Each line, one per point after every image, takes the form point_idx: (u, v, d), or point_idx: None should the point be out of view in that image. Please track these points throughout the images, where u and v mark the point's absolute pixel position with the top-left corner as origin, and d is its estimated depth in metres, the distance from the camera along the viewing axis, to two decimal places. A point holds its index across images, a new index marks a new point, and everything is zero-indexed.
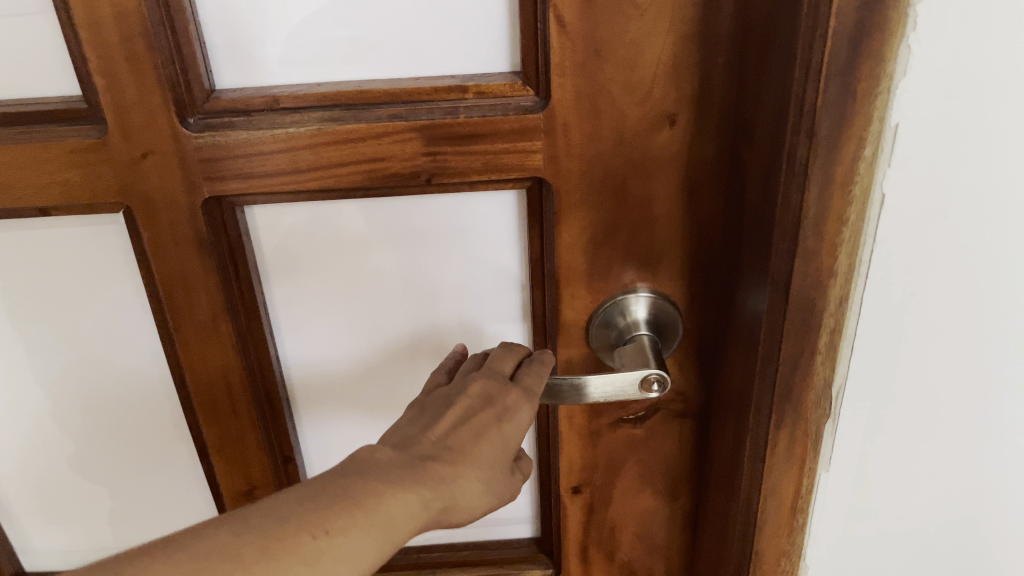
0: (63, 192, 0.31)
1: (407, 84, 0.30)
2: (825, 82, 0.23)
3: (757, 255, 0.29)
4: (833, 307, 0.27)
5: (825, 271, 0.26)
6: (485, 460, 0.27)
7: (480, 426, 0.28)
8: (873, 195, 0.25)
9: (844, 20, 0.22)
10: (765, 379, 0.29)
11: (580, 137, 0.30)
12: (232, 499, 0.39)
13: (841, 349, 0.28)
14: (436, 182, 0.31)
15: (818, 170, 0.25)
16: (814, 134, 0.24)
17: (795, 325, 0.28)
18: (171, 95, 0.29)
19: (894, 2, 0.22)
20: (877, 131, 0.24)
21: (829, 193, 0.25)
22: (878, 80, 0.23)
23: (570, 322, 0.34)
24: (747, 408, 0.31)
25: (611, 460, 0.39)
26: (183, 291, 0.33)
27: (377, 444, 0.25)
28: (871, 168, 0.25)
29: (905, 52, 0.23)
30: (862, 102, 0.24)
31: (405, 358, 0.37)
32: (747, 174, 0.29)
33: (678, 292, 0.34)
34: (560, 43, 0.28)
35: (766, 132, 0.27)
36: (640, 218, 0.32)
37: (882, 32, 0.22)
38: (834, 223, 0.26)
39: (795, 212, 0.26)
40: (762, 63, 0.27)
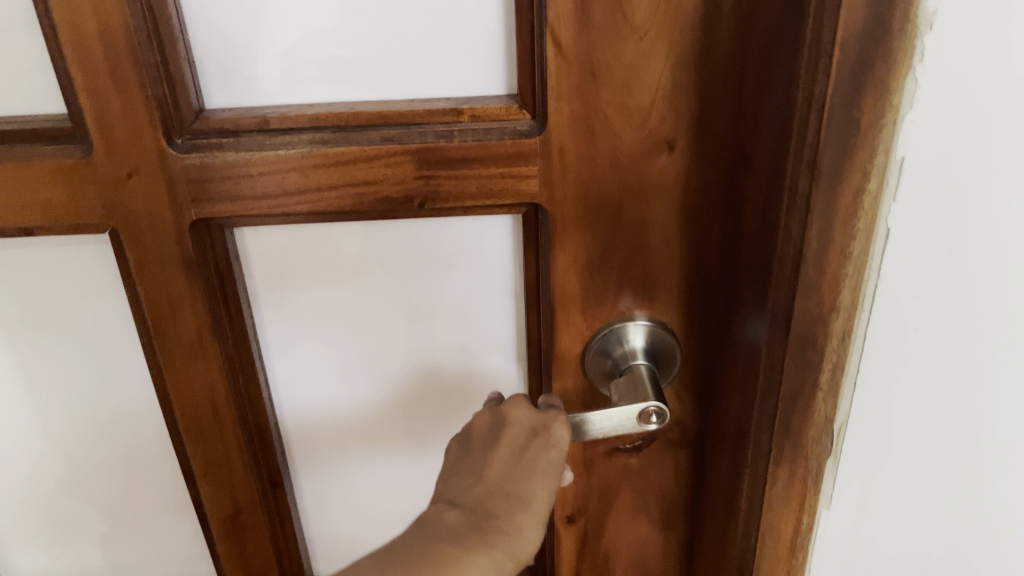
0: (47, 213, 0.30)
1: (400, 107, 0.29)
2: (828, 113, 0.23)
3: (756, 286, 0.28)
4: (835, 342, 0.26)
5: (826, 305, 0.26)
6: (541, 492, 0.28)
7: (528, 461, 0.29)
8: (878, 230, 0.24)
9: (848, 50, 0.22)
10: (765, 413, 0.29)
11: (576, 161, 0.29)
12: (219, 526, 0.38)
13: (843, 385, 0.27)
14: (429, 207, 0.31)
15: (821, 202, 0.24)
16: (817, 165, 0.24)
17: (794, 359, 0.27)
18: (158, 115, 0.28)
19: (899, 33, 0.22)
20: (882, 165, 0.24)
21: (832, 227, 0.25)
22: (883, 112, 0.23)
23: (565, 349, 0.34)
24: (746, 441, 0.30)
25: (605, 489, 0.38)
26: (169, 315, 0.32)
27: (440, 507, 0.28)
28: (875, 202, 0.24)
29: (911, 85, 0.22)
30: (866, 133, 0.23)
31: (396, 381, 0.36)
32: (747, 203, 0.29)
33: (676, 320, 0.33)
34: (556, 66, 0.28)
35: (765, 161, 0.27)
36: (636, 244, 0.31)
37: (888, 62, 0.22)
38: (836, 256, 0.25)
39: (796, 245, 0.25)
40: (762, 91, 0.27)
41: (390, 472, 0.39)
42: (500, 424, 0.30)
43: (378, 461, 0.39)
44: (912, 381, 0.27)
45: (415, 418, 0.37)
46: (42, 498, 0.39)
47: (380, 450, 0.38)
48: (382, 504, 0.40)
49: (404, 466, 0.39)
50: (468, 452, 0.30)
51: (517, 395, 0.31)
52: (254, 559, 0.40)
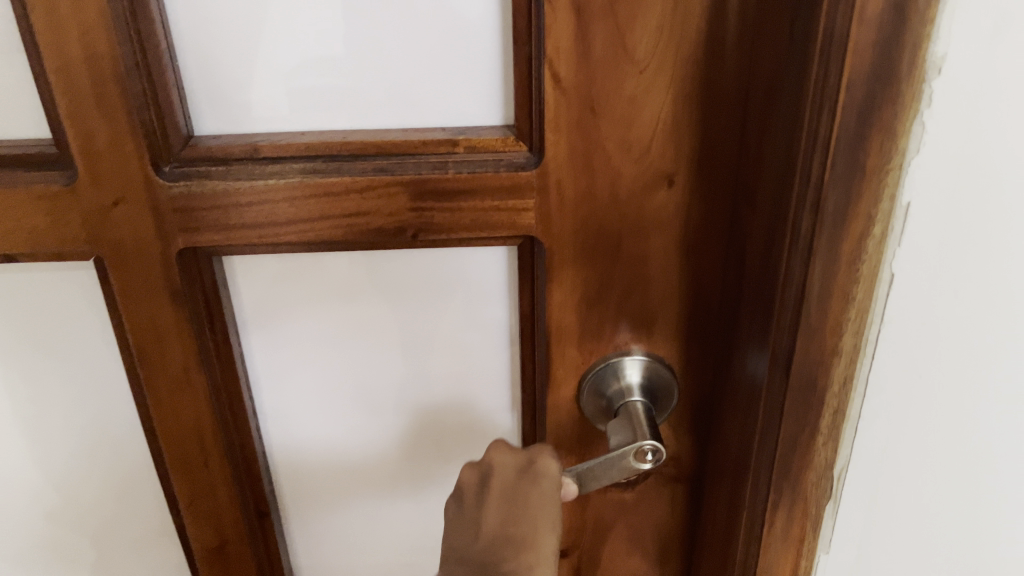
0: (31, 240, 0.29)
1: (394, 136, 0.29)
2: (834, 154, 0.22)
3: (756, 325, 0.28)
4: (836, 387, 0.26)
5: (828, 350, 0.25)
6: (544, 523, 0.29)
7: (522, 500, 0.29)
8: (882, 274, 0.24)
9: (854, 93, 0.21)
10: (764, 454, 0.28)
11: (573, 195, 0.29)
12: (203, 557, 0.37)
13: (844, 430, 0.27)
14: (423, 238, 0.30)
15: (823, 246, 0.23)
16: (821, 207, 0.23)
17: (794, 405, 0.26)
18: (145, 142, 0.28)
19: (907, 78, 0.21)
20: (887, 210, 0.23)
21: (836, 271, 0.24)
22: (890, 157, 0.22)
23: (560, 382, 0.33)
24: (744, 481, 0.30)
25: (599, 523, 0.37)
26: (155, 345, 0.32)
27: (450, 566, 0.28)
28: (880, 247, 0.23)
29: (918, 129, 0.21)
30: (872, 178, 0.22)
31: (387, 412, 0.35)
32: (747, 241, 0.28)
33: (673, 355, 0.32)
34: (554, 99, 0.27)
35: (767, 199, 0.26)
36: (634, 279, 0.31)
37: (895, 106, 0.21)
38: (840, 299, 0.24)
39: (798, 289, 0.24)
40: (765, 127, 0.26)
41: (380, 505, 0.38)
42: (486, 475, 0.30)
43: (367, 493, 0.38)
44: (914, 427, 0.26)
45: (405, 449, 0.36)
46: (22, 527, 0.38)
47: (370, 483, 0.38)
48: (371, 536, 0.39)
49: (395, 499, 0.38)
50: (462, 506, 0.30)
51: (495, 442, 0.31)
52: None
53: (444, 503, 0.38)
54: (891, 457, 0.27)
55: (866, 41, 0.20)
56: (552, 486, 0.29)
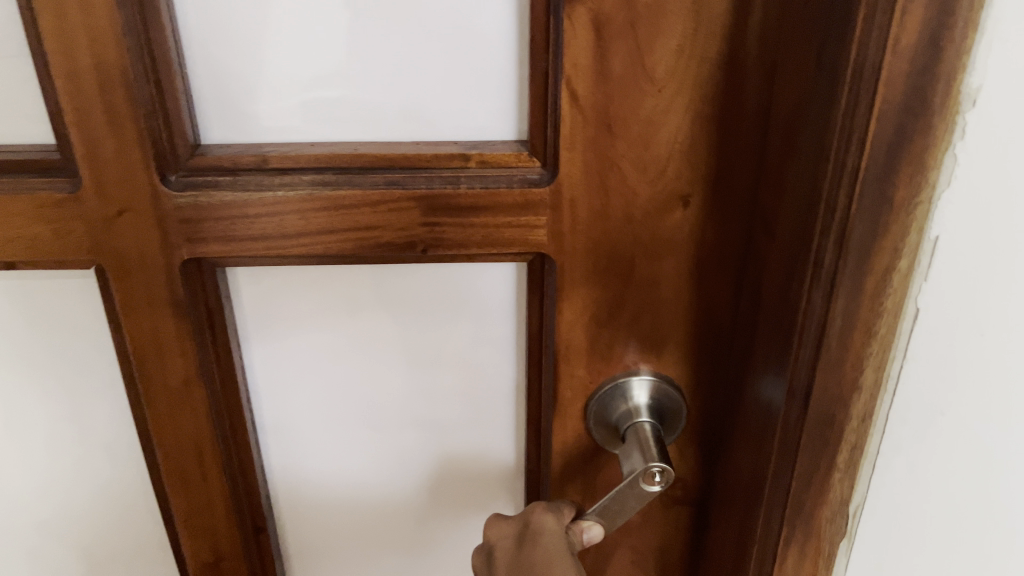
0: (31, 247, 0.29)
1: (406, 149, 0.28)
2: (861, 185, 0.21)
3: (772, 354, 0.27)
4: (855, 422, 0.25)
5: (848, 384, 0.24)
6: (552, 567, 0.28)
7: (525, 558, 0.29)
8: (907, 309, 0.23)
9: (884, 124, 0.21)
10: (778, 489, 0.27)
11: (586, 213, 0.28)
12: (198, 572, 0.37)
13: (862, 465, 0.26)
14: (432, 253, 0.29)
15: (847, 281, 0.23)
16: (845, 242, 0.22)
17: (811, 440, 0.26)
18: (152, 151, 0.27)
19: (940, 108, 0.20)
20: (915, 242, 0.22)
21: (859, 305, 0.23)
22: (919, 190, 0.21)
23: (568, 402, 0.32)
24: (755, 511, 0.29)
25: (603, 547, 0.36)
26: (154, 357, 0.31)
27: None
28: (906, 282, 0.23)
29: (951, 161, 0.21)
30: (899, 210, 0.22)
31: (389, 429, 0.35)
32: (765, 270, 0.28)
33: (682, 376, 0.32)
34: (571, 116, 0.27)
35: (789, 226, 0.25)
36: (646, 299, 0.30)
37: (927, 138, 0.21)
38: (861, 335, 0.24)
39: (818, 326, 0.24)
40: (787, 155, 0.25)
41: (380, 523, 0.38)
42: (487, 549, 0.31)
43: (367, 510, 0.37)
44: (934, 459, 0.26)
45: (406, 468, 0.36)
46: (13, 540, 0.37)
47: (370, 501, 0.37)
48: (371, 553, 0.39)
49: (395, 518, 0.37)
50: None
51: (489, 520, 0.32)
52: None
53: (444, 521, 0.37)
54: (910, 491, 0.26)
55: (899, 72, 0.20)
56: (551, 537, 0.30)
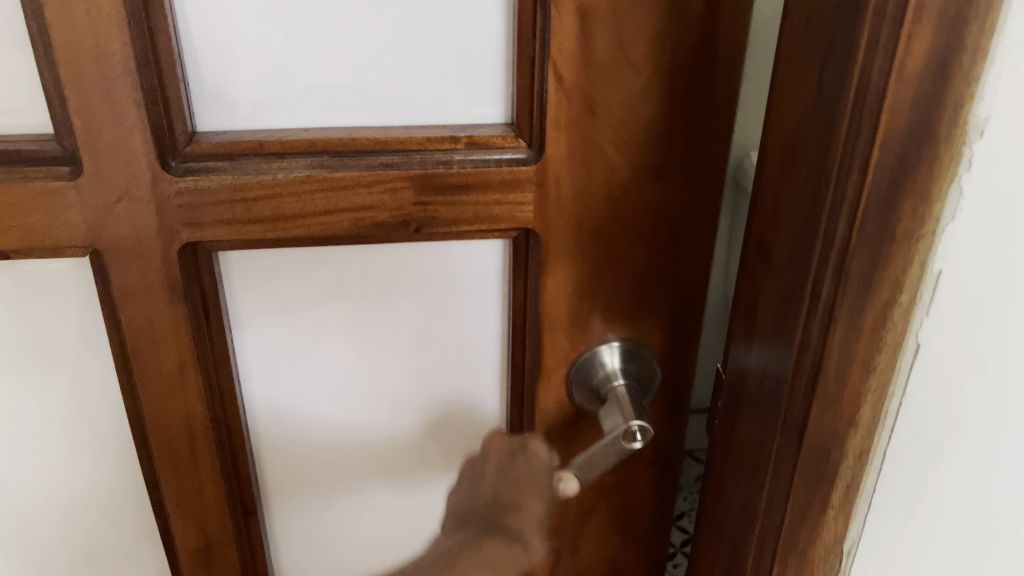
0: (25, 235, 0.29)
1: (398, 133, 0.30)
2: (861, 219, 0.23)
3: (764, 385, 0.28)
4: (851, 458, 0.27)
5: (846, 419, 0.26)
6: (533, 498, 0.33)
7: (514, 479, 0.34)
8: (906, 344, 0.25)
9: (887, 159, 0.22)
10: (771, 521, 0.29)
11: (569, 191, 0.31)
12: (189, 559, 0.37)
13: (856, 501, 0.28)
14: (425, 232, 0.31)
15: (846, 312, 0.24)
16: (844, 274, 0.24)
17: (807, 472, 0.27)
18: (153, 138, 0.28)
19: (947, 149, 0.22)
20: (917, 277, 0.24)
21: (858, 334, 0.24)
22: (922, 224, 0.23)
23: (551, 371, 0.34)
24: (747, 525, 0.30)
25: (582, 509, 0.39)
26: (149, 343, 0.32)
27: (450, 532, 0.34)
28: (905, 316, 0.24)
29: (954, 197, 0.22)
30: (899, 246, 0.23)
31: (377, 409, 0.36)
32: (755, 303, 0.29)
33: (656, 342, 0.34)
34: (556, 99, 0.29)
35: (781, 262, 0.27)
36: (624, 270, 0.33)
37: (932, 168, 0.22)
38: (858, 370, 0.25)
39: (816, 359, 0.25)
40: (778, 196, 0.27)
41: (368, 503, 0.39)
42: (480, 459, 0.34)
43: (356, 490, 0.38)
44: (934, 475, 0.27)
45: (393, 446, 0.37)
46: None
47: (358, 480, 0.38)
48: (359, 537, 0.39)
49: (382, 497, 0.39)
50: (463, 481, 0.35)
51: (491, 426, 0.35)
52: None
53: (429, 497, 0.39)
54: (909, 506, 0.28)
55: (905, 98, 0.21)
56: (540, 465, 0.34)
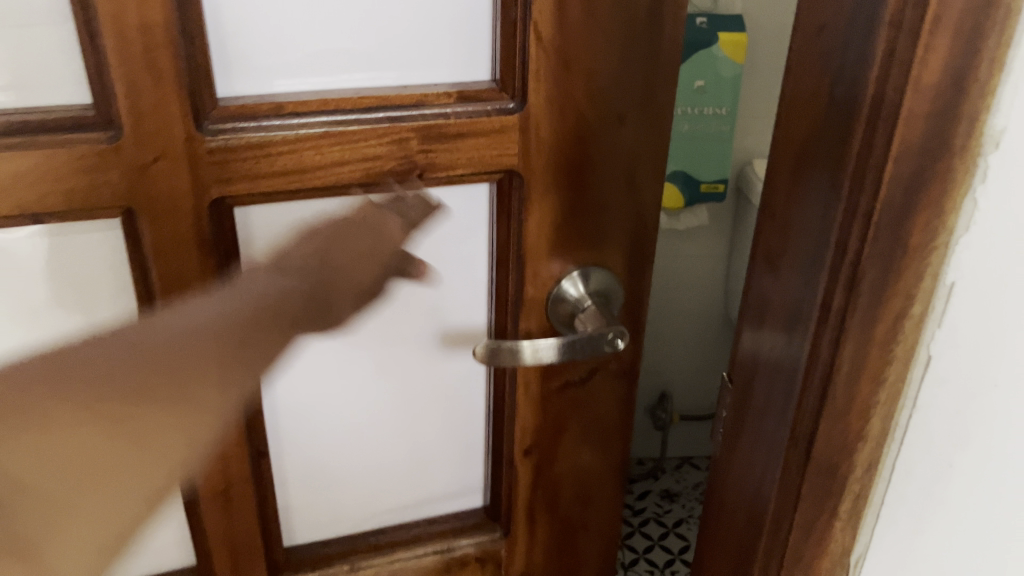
0: (68, 199, 0.31)
1: (399, 91, 0.34)
2: (873, 233, 0.23)
3: (774, 391, 0.29)
4: (859, 468, 0.28)
5: (852, 431, 0.27)
6: (370, 265, 0.34)
7: (368, 242, 0.34)
8: (918, 356, 0.25)
9: (901, 166, 0.22)
10: (778, 536, 0.30)
11: (547, 134, 0.36)
12: (210, 502, 0.40)
13: (864, 516, 0.29)
14: (427, 177, 0.36)
15: (856, 324, 0.24)
16: (856, 284, 0.24)
17: (817, 481, 0.28)
18: (188, 102, 0.31)
19: (965, 151, 0.22)
20: (930, 288, 0.24)
21: (867, 348, 0.25)
22: (937, 235, 0.23)
23: (532, 297, 0.40)
24: (751, 535, 0.31)
25: (558, 421, 0.44)
26: (179, 297, 0.34)
27: (273, 264, 0.33)
28: (917, 328, 0.25)
29: (970, 207, 0.23)
30: (912, 255, 0.24)
31: (376, 344, 0.40)
32: (767, 312, 0.29)
33: (620, 266, 0.40)
34: (536, 54, 0.34)
35: (793, 267, 0.27)
36: (593, 202, 0.38)
37: (945, 182, 0.22)
38: (869, 378, 0.26)
39: (826, 368, 0.25)
40: (790, 207, 0.27)
41: (369, 432, 0.43)
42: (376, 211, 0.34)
43: (357, 419, 0.42)
44: (936, 492, 0.26)
45: (392, 376, 0.42)
46: None
47: (360, 409, 0.42)
48: (361, 464, 0.44)
49: (381, 425, 0.43)
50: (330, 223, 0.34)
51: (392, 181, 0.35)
52: (241, 536, 0.41)
53: (423, 419, 0.44)
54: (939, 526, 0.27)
55: (918, 107, 0.21)
56: (391, 244, 0.35)
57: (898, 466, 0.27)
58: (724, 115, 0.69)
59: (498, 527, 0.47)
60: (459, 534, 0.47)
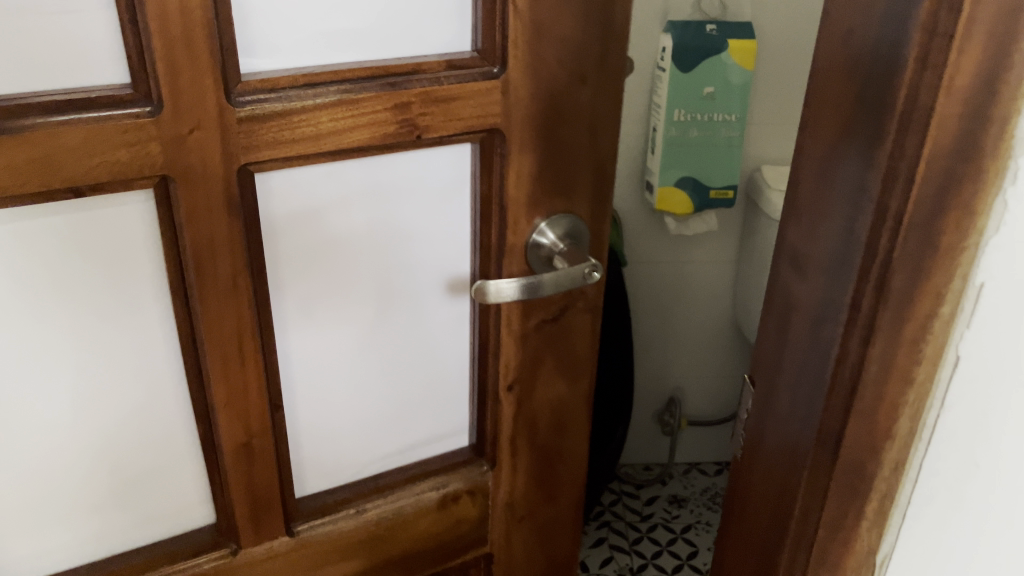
0: (113, 171, 0.34)
1: (396, 62, 0.39)
2: (905, 232, 0.25)
3: (800, 391, 0.30)
4: (888, 468, 0.29)
5: (881, 429, 0.28)
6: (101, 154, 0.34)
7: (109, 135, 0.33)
8: (947, 356, 0.27)
9: (934, 166, 0.24)
10: (804, 535, 0.31)
11: (524, 94, 0.41)
12: (232, 455, 0.43)
13: (890, 515, 0.30)
14: (423, 138, 0.40)
15: (886, 320, 0.26)
16: (887, 284, 0.26)
17: (843, 472, 0.29)
18: (220, 77, 0.35)
19: (995, 152, 0.24)
20: (960, 288, 0.26)
21: (897, 346, 0.27)
22: (967, 234, 0.25)
23: (514, 242, 0.45)
24: (771, 531, 0.33)
25: (535, 357, 0.49)
26: (209, 258, 0.37)
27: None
28: (948, 325, 0.26)
29: (1000, 205, 0.24)
30: (941, 253, 0.25)
31: (376, 297, 0.44)
32: (789, 312, 0.30)
33: (585, 211, 0.46)
34: (514, 24, 0.39)
35: (816, 267, 0.28)
36: (562, 154, 0.44)
37: (976, 183, 0.24)
38: (897, 376, 0.27)
39: (856, 364, 0.27)
40: (813, 210, 0.28)
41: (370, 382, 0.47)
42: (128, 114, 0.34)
43: (361, 370, 0.46)
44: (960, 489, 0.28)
45: (389, 327, 0.46)
46: (48, 473, 0.40)
47: (363, 361, 0.46)
48: (363, 413, 0.48)
49: (381, 375, 0.47)
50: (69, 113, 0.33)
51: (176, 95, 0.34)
52: (259, 489, 0.44)
53: (417, 367, 0.48)
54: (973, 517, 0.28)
55: (951, 109, 0.23)
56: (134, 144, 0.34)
57: (924, 477, 0.29)
58: (733, 120, 0.80)
59: (484, 461, 0.52)
60: (450, 472, 0.51)
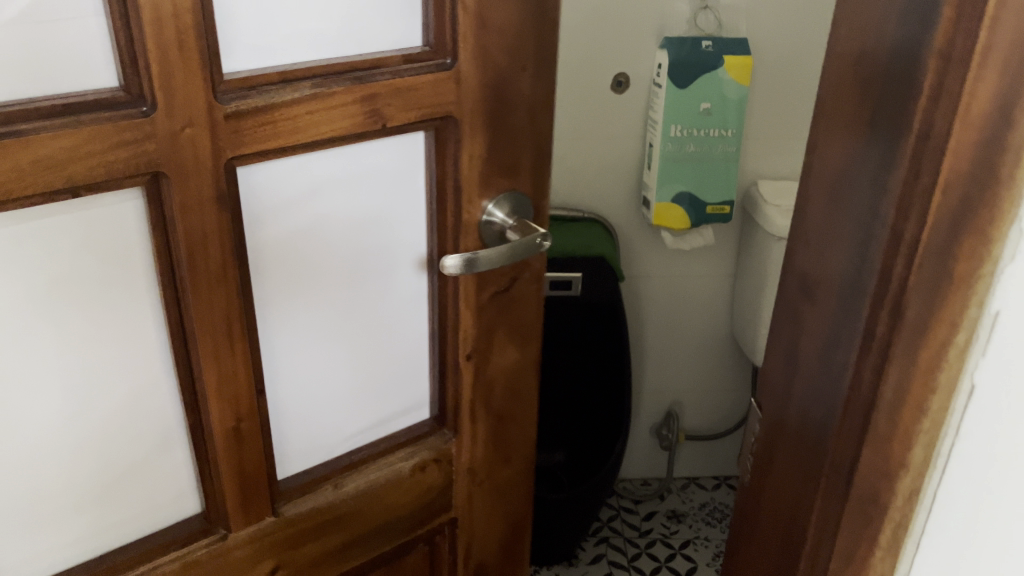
0: (110, 170, 0.35)
1: (359, 58, 0.42)
2: (922, 258, 0.28)
3: (816, 396, 0.34)
4: (902, 497, 0.32)
5: (895, 450, 0.32)
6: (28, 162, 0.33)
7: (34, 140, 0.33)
8: (962, 383, 0.30)
9: (948, 206, 0.27)
10: (826, 538, 0.35)
11: (473, 83, 0.45)
12: (223, 441, 0.44)
13: (905, 539, 0.33)
14: (387, 128, 0.44)
15: (900, 346, 0.30)
16: (905, 308, 0.29)
17: (869, 482, 0.33)
18: (209, 76, 0.37)
19: (1003, 199, 0.27)
20: (974, 316, 0.29)
21: (912, 369, 0.30)
22: (982, 263, 0.28)
23: (470, 220, 0.49)
24: (792, 536, 0.37)
25: (488, 328, 0.53)
26: (200, 247, 0.39)
27: None
28: (959, 357, 0.29)
29: (1013, 240, 0.27)
30: (958, 283, 0.28)
31: (343, 278, 0.47)
32: (803, 325, 0.35)
33: (530, 190, 0.51)
34: (464, 19, 0.44)
35: (830, 276, 0.33)
36: (508, 137, 0.48)
37: (991, 215, 0.27)
38: (912, 400, 0.31)
39: (875, 385, 0.31)
40: (828, 225, 0.33)
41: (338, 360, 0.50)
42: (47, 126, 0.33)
43: (331, 347, 0.49)
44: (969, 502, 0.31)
45: (354, 306, 0.49)
46: (39, 473, 0.40)
47: (333, 339, 0.49)
48: (333, 392, 0.50)
49: (347, 354, 0.50)
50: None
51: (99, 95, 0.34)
52: (247, 474, 0.46)
53: (379, 346, 0.51)
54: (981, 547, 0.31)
55: (964, 143, 0.27)
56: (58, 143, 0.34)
57: (940, 494, 0.31)
58: (728, 136, 0.93)
59: (446, 431, 0.55)
60: (417, 445, 0.54)
